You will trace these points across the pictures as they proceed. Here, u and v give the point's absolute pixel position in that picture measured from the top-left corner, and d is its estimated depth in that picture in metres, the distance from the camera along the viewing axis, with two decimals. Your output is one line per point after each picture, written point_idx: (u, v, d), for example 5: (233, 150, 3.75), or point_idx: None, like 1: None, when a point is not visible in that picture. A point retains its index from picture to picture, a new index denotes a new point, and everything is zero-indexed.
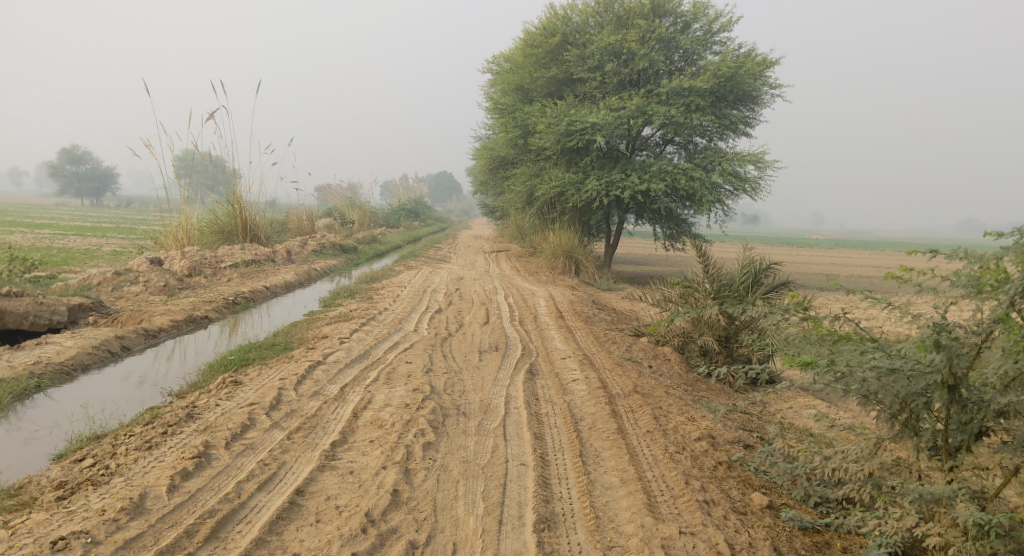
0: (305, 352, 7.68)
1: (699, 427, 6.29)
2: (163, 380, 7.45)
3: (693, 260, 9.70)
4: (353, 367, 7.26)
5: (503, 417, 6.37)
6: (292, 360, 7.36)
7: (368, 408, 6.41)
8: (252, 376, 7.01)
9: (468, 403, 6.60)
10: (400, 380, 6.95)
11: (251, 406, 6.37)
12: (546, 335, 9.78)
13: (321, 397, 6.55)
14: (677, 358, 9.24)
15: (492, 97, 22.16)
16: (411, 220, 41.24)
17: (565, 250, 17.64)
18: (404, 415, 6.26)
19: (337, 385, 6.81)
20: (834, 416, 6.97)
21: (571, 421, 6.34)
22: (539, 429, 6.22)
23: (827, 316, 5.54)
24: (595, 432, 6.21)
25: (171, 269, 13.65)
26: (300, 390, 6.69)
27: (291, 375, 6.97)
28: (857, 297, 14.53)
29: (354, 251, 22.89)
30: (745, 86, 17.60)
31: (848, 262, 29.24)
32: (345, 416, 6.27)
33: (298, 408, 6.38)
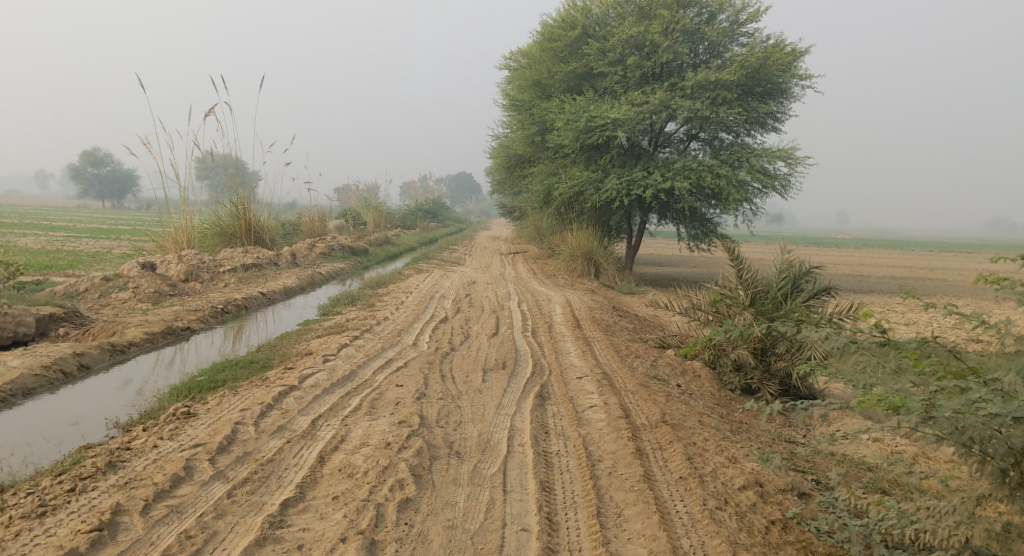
0: (281, 374, 6.72)
1: (743, 471, 5.26)
2: (108, 408, 6.54)
3: (726, 263, 8.62)
4: (332, 392, 6.30)
5: (503, 459, 5.39)
6: (261, 386, 6.39)
7: (340, 449, 5.45)
8: (209, 407, 6.06)
9: (463, 439, 5.62)
10: (386, 408, 5.99)
11: (194, 449, 5.44)
12: (561, 349, 8.77)
13: (284, 435, 5.61)
14: (708, 375, 8.21)
15: (508, 93, 21.24)
16: (430, 220, 40.40)
17: (583, 252, 16.58)
18: (380, 460, 5.29)
19: (307, 418, 5.86)
20: (896, 452, 5.91)
21: (587, 463, 5.36)
22: (547, 475, 5.25)
23: (913, 342, 4.60)
24: (615, 479, 5.22)
25: (164, 275, 12.84)
26: (261, 425, 5.74)
27: (256, 405, 6.02)
28: (901, 308, 13.35)
29: (365, 253, 22.02)
30: (774, 79, 16.50)
31: (880, 263, 27.87)
32: (309, 461, 5.31)
33: (253, 450, 5.44)
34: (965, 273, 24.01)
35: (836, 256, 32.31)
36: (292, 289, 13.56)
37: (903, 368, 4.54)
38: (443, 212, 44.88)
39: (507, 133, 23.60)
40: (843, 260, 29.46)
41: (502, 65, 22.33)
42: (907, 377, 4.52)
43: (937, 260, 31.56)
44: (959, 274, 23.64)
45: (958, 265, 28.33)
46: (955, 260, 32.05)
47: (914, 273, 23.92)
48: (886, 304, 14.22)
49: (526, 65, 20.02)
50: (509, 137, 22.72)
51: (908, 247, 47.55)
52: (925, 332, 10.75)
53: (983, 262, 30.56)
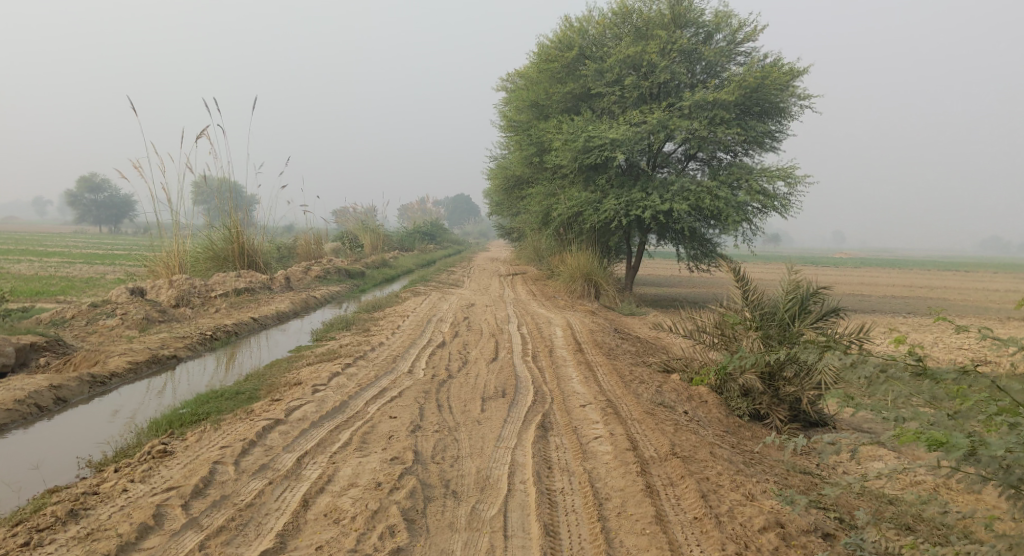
0: (268, 405, 6.37)
1: (761, 511, 4.94)
2: (79, 447, 6.18)
3: (731, 285, 8.30)
4: (321, 426, 5.95)
5: (503, 499, 5.04)
6: (245, 420, 6.04)
7: (327, 490, 5.09)
8: (187, 444, 5.71)
9: (460, 477, 5.26)
10: (377, 444, 5.63)
11: (167, 492, 5.09)
12: (563, 375, 8.42)
13: (266, 476, 5.25)
14: (714, 401, 7.85)
15: (506, 115, 21.06)
16: (428, 242, 40.13)
17: (583, 273, 16.29)
18: (369, 503, 4.93)
19: (293, 455, 5.50)
20: (920, 488, 5.56)
21: (594, 503, 5.02)
22: (551, 517, 4.91)
23: (952, 372, 4.80)
24: (625, 520, 4.89)
25: (154, 300, 12.51)
26: (242, 465, 5.38)
27: (237, 441, 5.66)
28: (909, 331, 13.02)
29: (361, 275, 21.69)
30: (772, 99, 16.29)
31: (881, 283, 27.49)
32: (292, 505, 4.96)
33: (231, 493, 5.08)
34: (968, 293, 23.69)
35: (837, 275, 31.94)
36: (285, 313, 13.22)
37: (939, 399, 4.79)
38: (440, 234, 44.64)
39: (504, 154, 23.39)
40: (844, 279, 29.19)
41: (498, 86, 22.16)
42: (943, 409, 4.78)
43: (937, 279, 31.24)
44: (962, 293, 23.31)
45: (959, 284, 28.00)
46: (955, 279, 31.73)
47: (917, 292, 23.60)
48: (892, 326, 13.92)
49: (523, 86, 19.85)
50: (507, 158, 22.50)
51: (906, 266, 47.39)
52: (937, 356, 10.40)
53: (983, 282, 30.20)
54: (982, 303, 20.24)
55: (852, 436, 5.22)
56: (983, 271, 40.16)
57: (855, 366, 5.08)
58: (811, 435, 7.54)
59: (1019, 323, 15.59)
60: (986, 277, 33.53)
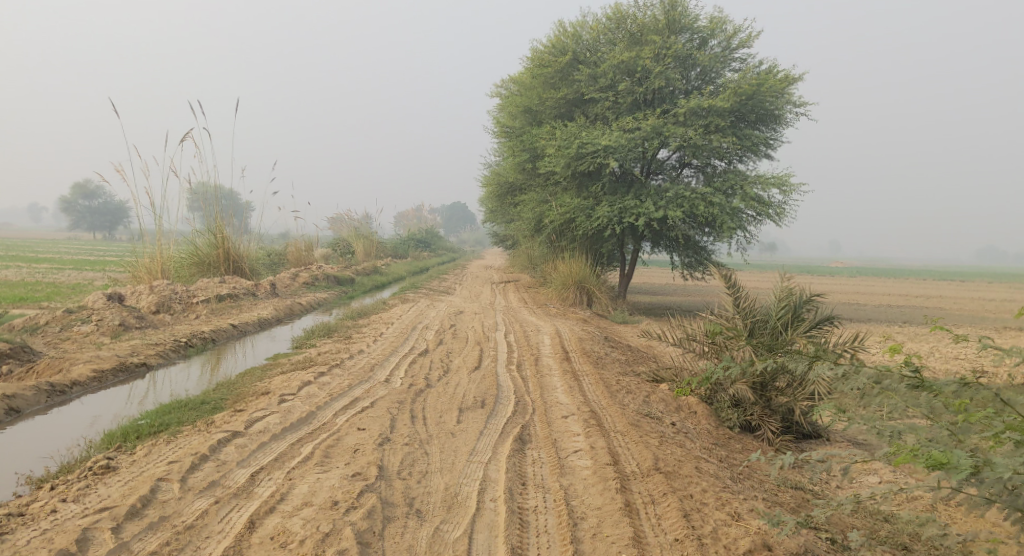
0: (229, 416, 6.06)
1: (746, 533, 4.66)
2: (25, 458, 5.85)
3: (722, 292, 8.02)
4: (282, 439, 5.63)
5: (470, 519, 4.75)
6: (200, 433, 5.72)
7: (278, 510, 4.78)
8: (134, 459, 5.40)
9: (426, 494, 4.96)
10: (341, 458, 5.32)
11: (100, 513, 4.78)
12: (547, 385, 8.10)
13: (213, 494, 4.94)
14: (704, 412, 7.55)
15: (499, 120, 20.79)
16: (422, 249, 39.86)
17: (575, 280, 15.99)
18: (321, 525, 4.63)
19: (246, 471, 5.19)
20: (915, 507, 5.28)
21: (568, 524, 4.74)
22: (520, 540, 4.63)
23: (952, 384, 4.49)
24: (600, 543, 4.61)
25: (133, 306, 12.20)
26: (188, 482, 5.07)
27: (187, 456, 5.35)
28: (905, 340, 12.73)
29: (351, 282, 21.34)
30: (767, 106, 16.05)
31: (875, 292, 27.30)
32: (238, 527, 4.65)
33: (172, 513, 4.78)
34: (965, 302, 23.44)
35: (834, 284, 31.68)
36: (267, 320, 12.90)
37: (940, 414, 4.53)
38: (435, 242, 44.35)
39: (497, 161, 23.13)
40: (841, 289, 29.00)
41: (492, 93, 21.91)
42: (942, 424, 4.51)
43: (932, 289, 31.07)
44: (957, 303, 23.10)
45: (953, 294, 27.79)
46: (950, 289, 31.58)
47: (914, 301, 23.36)
48: (886, 335, 13.65)
49: (516, 92, 19.58)
50: (501, 165, 22.21)
51: (901, 276, 47.37)
52: (933, 366, 10.12)
53: (978, 291, 30.02)
54: (978, 312, 20.02)
55: (843, 452, 4.94)
56: (982, 282, 39.84)
57: (847, 376, 4.79)
58: (804, 447, 7.25)
59: (1016, 332, 15.33)
60: (982, 288, 33.34)
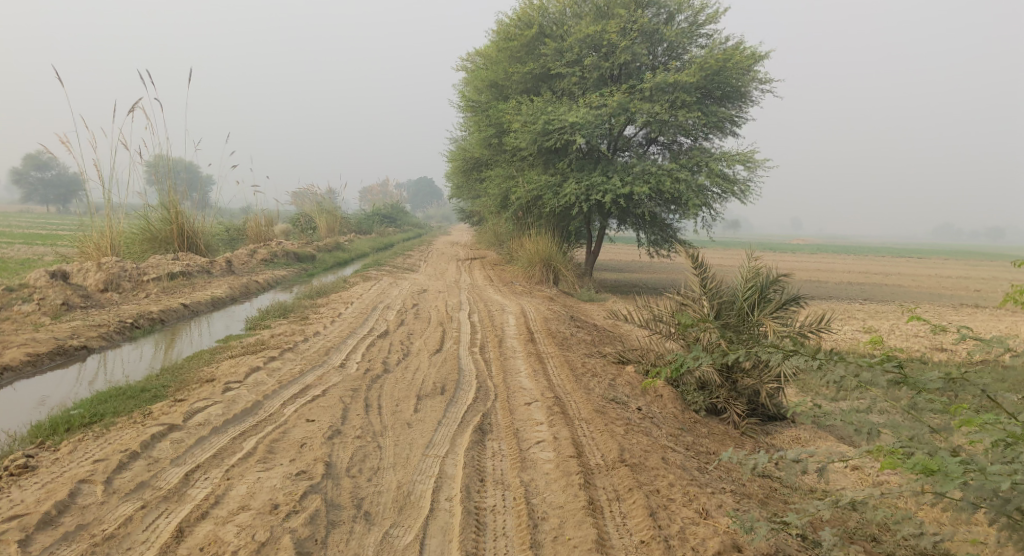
0: (167, 407, 5.76)
1: (712, 532, 4.57)
2: None
3: (688, 272, 7.81)
4: (223, 433, 5.39)
5: (423, 522, 4.61)
6: (134, 426, 5.43)
7: (211, 517, 4.57)
8: (57, 457, 5.08)
9: (374, 497, 4.79)
10: (286, 454, 5.12)
11: (12, 521, 4.51)
12: (511, 368, 7.87)
13: (140, 499, 4.69)
14: (670, 395, 7.34)
15: (464, 94, 20.30)
16: (387, 224, 39.19)
17: (542, 258, 15.70)
18: (257, 533, 4.43)
19: (180, 470, 4.95)
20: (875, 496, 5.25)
21: (528, 526, 4.61)
22: (475, 545, 4.49)
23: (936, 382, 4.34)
24: (562, 546, 4.48)
25: (79, 285, 11.62)
26: (114, 484, 4.81)
27: (116, 453, 5.08)
28: (867, 318, 12.71)
29: (312, 260, 20.79)
30: (733, 82, 15.83)
31: (837, 268, 27.45)
32: (165, 536, 4.44)
33: (92, 521, 4.53)
34: (924, 279, 23.68)
35: (797, 261, 31.84)
36: (221, 300, 12.42)
37: (922, 410, 4.44)
38: (401, 217, 43.66)
39: (463, 136, 22.66)
40: (804, 265, 29.15)
41: (457, 66, 21.37)
42: (924, 420, 4.42)
43: (893, 265, 31.38)
44: (915, 279, 23.36)
45: (913, 270, 28.08)
46: (909, 265, 31.90)
47: (875, 278, 23.53)
48: (847, 313, 13.66)
49: (482, 65, 19.09)
50: (467, 140, 21.73)
51: (862, 251, 47.89)
52: (895, 344, 10.08)
53: (934, 267, 30.39)
54: (936, 289, 20.20)
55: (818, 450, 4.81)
56: (941, 258, 40.24)
57: (824, 368, 4.68)
58: (771, 431, 7.09)
59: (973, 310, 15.47)
60: (937, 263, 33.74)
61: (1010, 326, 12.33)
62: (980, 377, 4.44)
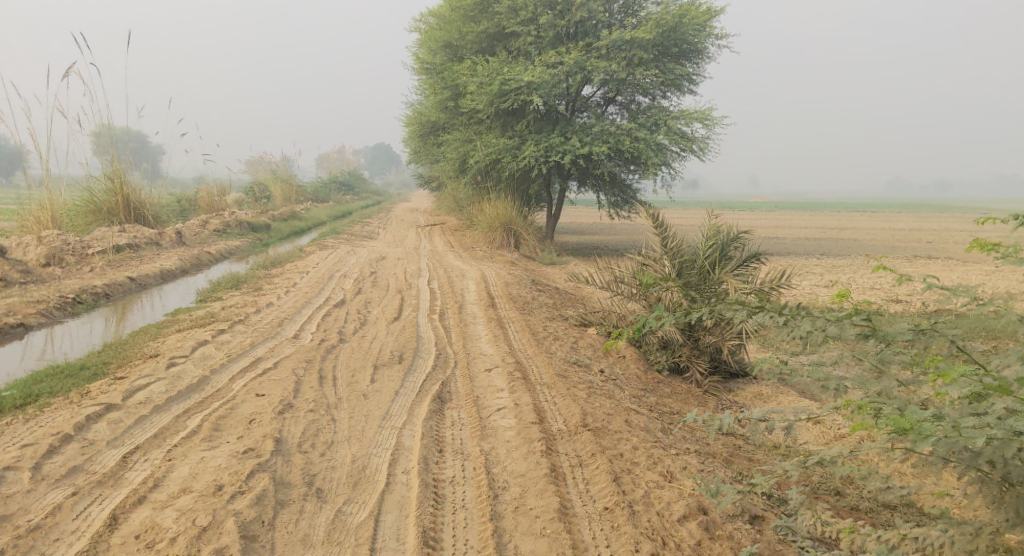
0: (105, 386, 5.50)
1: (676, 495, 4.50)
2: None
3: (648, 232, 7.69)
4: (166, 411, 5.17)
5: (379, 497, 4.46)
6: (68, 408, 5.17)
7: (149, 502, 4.34)
8: None
9: (327, 473, 4.62)
10: (233, 431, 4.94)
11: None
12: (470, 334, 7.71)
13: (70, 486, 4.44)
14: (633, 356, 7.26)
15: (419, 56, 19.79)
16: (345, 193, 38.45)
17: (502, 222, 15.48)
18: (198, 518, 4.21)
19: (115, 454, 4.72)
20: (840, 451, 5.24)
21: (488, 497, 4.48)
22: (433, 518, 4.34)
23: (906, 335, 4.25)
24: (523, 517, 4.36)
25: (18, 260, 11.08)
26: (43, 471, 4.55)
27: (45, 438, 4.81)
28: (825, 273, 12.76)
29: (266, 229, 20.24)
30: (690, 39, 15.64)
31: (795, 225, 27.70)
32: (98, 523, 4.20)
33: (18, 511, 4.26)
34: (879, 233, 23.98)
35: (755, 219, 32.05)
36: (170, 272, 11.98)
37: (890, 364, 4.38)
38: (359, 186, 42.90)
39: (419, 100, 22.16)
40: (762, 223, 29.37)
41: (411, 27, 20.81)
42: (892, 374, 4.37)
43: (848, 221, 31.80)
44: (869, 233, 23.67)
45: (868, 225, 28.49)
46: (863, 220, 32.33)
47: (831, 233, 23.77)
48: (805, 268, 13.71)
49: (436, 25, 18.59)
50: (422, 103, 21.25)
51: (817, 209, 48.65)
52: (853, 297, 10.13)
53: (888, 221, 30.85)
54: (891, 242, 20.47)
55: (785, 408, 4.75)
56: (893, 212, 40.92)
57: (790, 324, 4.56)
58: (733, 388, 7.07)
59: (927, 261, 15.67)
60: (890, 217, 34.25)
61: (964, 276, 12.50)
62: (948, 326, 4.38)
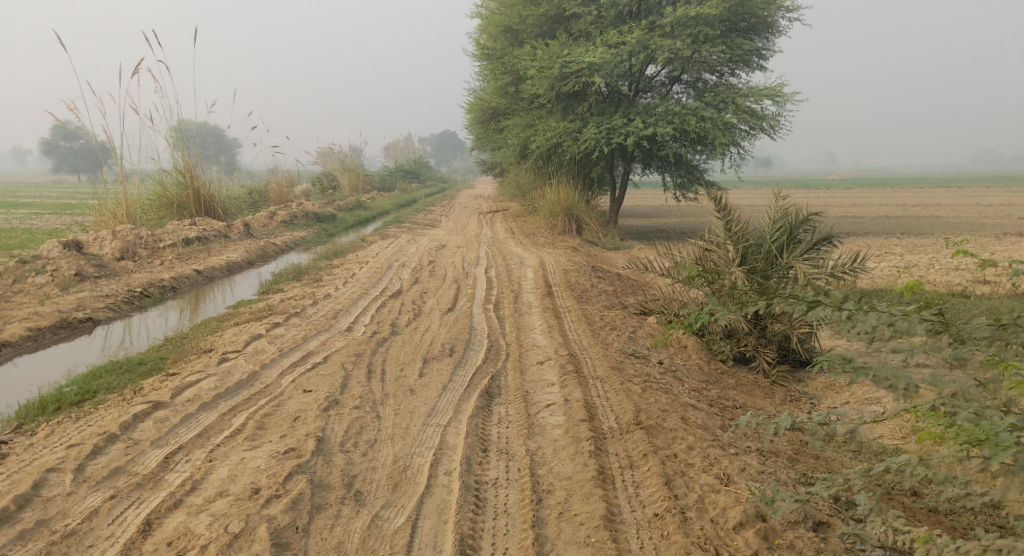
0: (156, 384, 5.62)
1: (730, 501, 4.33)
2: None
3: (711, 216, 7.36)
4: (211, 409, 5.26)
5: (418, 501, 4.41)
6: (117, 407, 5.30)
7: (186, 505, 4.38)
8: (32, 442, 4.95)
9: (366, 476, 4.59)
10: (275, 431, 4.98)
11: None
12: (525, 324, 7.56)
13: (110, 488, 4.51)
14: (694, 345, 6.98)
15: (479, 41, 19.60)
16: (411, 180, 38.69)
17: (564, 207, 15.24)
18: (231, 524, 4.21)
19: (158, 455, 4.79)
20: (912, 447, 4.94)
21: (531, 502, 4.39)
22: (473, 525, 4.27)
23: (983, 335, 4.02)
24: (567, 523, 4.25)
25: (94, 254, 11.49)
26: (86, 472, 4.64)
27: (92, 438, 4.92)
28: (906, 254, 12.09)
29: (332, 219, 20.49)
30: (759, 12, 15.00)
31: (874, 203, 26.51)
32: (134, 527, 4.24)
33: (59, 513, 4.34)
34: (966, 209, 22.70)
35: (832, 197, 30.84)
36: (236, 264, 12.18)
37: (966, 361, 4.11)
38: (425, 173, 43.09)
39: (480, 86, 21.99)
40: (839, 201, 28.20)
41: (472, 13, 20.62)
42: (969, 372, 4.07)
43: (932, 197, 30.28)
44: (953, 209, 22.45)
45: (954, 200, 27.03)
46: (948, 195, 30.68)
47: (914, 210, 22.62)
48: (883, 249, 13.01)
49: (496, 9, 18.34)
50: (483, 89, 21.11)
51: (898, 184, 46.52)
52: (935, 279, 9.53)
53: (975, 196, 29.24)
54: (978, 219, 19.35)
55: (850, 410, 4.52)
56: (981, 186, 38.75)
57: (853, 319, 4.38)
58: (803, 378, 6.69)
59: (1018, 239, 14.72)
60: (978, 192, 32.46)
61: None
62: None
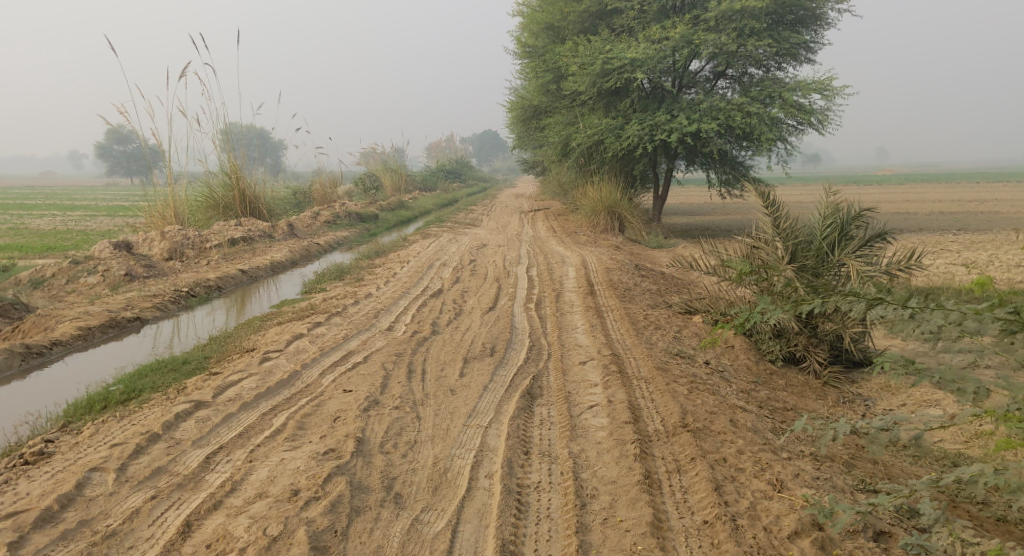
0: (199, 384, 5.64)
1: (783, 508, 4.17)
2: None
3: (758, 212, 7.14)
4: (252, 409, 5.26)
5: (457, 504, 4.33)
6: (160, 406, 5.33)
7: (225, 507, 4.37)
8: (77, 441, 5.01)
9: (405, 478, 4.53)
10: (315, 431, 4.95)
11: (20, 510, 4.39)
12: (567, 323, 7.45)
13: (152, 488, 4.53)
14: (741, 345, 6.79)
15: (520, 40, 19.50)
16: (452, 180, 38.75)
17: (606, 205, 15.06)
18: (269, 526, 4.19)
19: (198, 456, 4.79)
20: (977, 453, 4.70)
21: (576, 506, 4.28)
22: (515, 529, 4.18)
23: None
24: (613, 529, 4.14)
25: (143, 255, 11.70)
26: (128, 472, 4.67)
27: (135, 437, 4.95)
28: (963, 251, 11.63)
29: (375, 219, 20.59)
30: (806, 4, 14.63)
31: (928, 199, 25.73)
32: (173, 528, 4.25)
33: (101, 513, 4.37)
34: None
35: (882, 193, 30.01)
36: (280, 264, 12.28)
37: None
38: (466, 172, 43.11)
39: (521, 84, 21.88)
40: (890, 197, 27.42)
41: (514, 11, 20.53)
42: None
43: (989, 192, 29.26)
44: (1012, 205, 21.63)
45: (1012, 196, 26.09)
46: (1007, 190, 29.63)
47: (970, 206, 21.86)
48: (938, 245, 12.56)
49: (537, 7, 18.22)
50: (525, 87, 21.00)
51: (950, 178, 45.18)
52: (996, 277, 9.13)
53: None
54: None
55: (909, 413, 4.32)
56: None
57: (917, 318, 4.20)
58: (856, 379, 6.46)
59: None
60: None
61: None
62: None
